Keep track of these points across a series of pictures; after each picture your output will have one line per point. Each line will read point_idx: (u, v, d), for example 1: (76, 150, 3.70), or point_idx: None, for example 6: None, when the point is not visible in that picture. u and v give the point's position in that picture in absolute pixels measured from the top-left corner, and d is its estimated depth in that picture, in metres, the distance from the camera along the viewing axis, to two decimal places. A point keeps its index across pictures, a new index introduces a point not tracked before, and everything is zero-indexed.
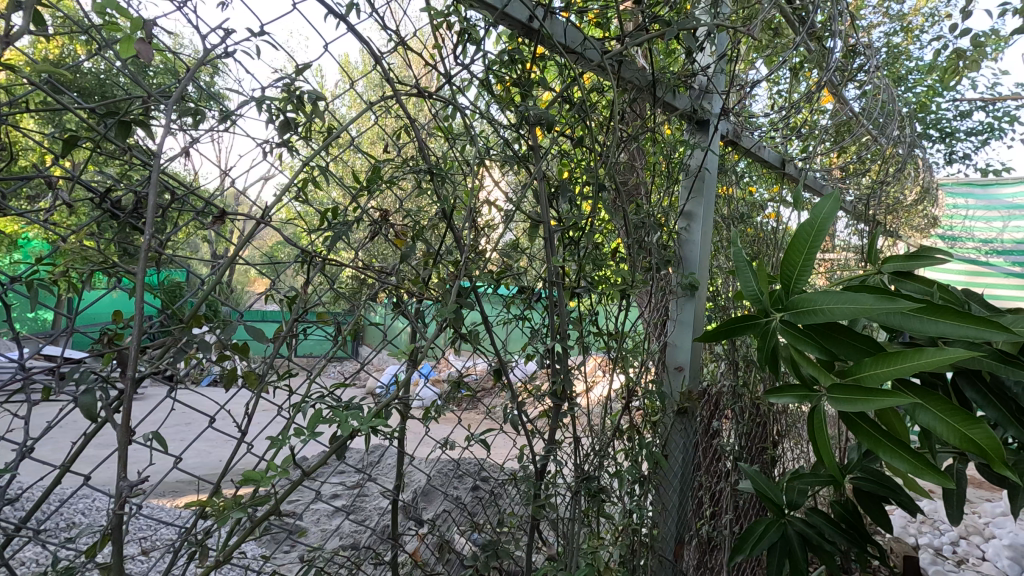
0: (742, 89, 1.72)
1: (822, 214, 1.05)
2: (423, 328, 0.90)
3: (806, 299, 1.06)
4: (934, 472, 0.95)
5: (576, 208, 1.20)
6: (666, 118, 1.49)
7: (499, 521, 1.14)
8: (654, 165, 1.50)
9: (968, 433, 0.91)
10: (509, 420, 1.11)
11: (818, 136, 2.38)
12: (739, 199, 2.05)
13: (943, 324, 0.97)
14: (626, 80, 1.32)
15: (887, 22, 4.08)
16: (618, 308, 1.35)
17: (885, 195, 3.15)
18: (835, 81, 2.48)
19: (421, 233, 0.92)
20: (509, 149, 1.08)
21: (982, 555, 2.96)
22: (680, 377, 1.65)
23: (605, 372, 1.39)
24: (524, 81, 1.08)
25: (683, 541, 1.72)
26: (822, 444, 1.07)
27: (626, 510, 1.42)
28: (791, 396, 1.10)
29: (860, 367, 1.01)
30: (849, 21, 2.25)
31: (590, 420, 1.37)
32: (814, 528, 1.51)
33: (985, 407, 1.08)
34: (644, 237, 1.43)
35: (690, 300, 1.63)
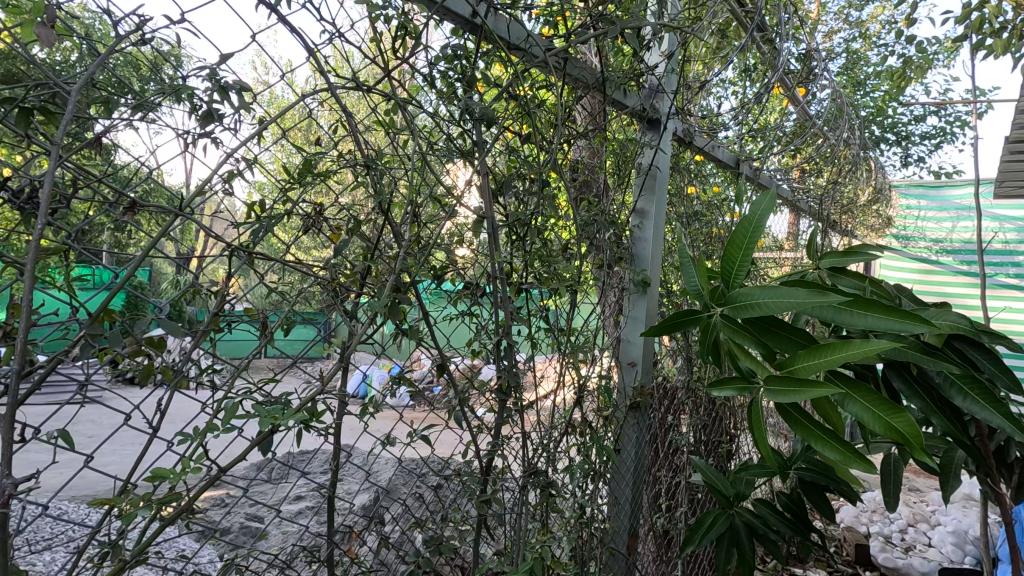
0: (694, 88, 1.75)
1: (759, 211, 1.08)
2: (359, 322, 0.90)
3: (744, 293, 1.09)
4: (861, 460, 0.99)
5: (522, 205, 1.21)
6: (616, 116, 1.51)
7: (443, 517, 1.14)
8: (605, 163, 1.52)
9: (893, 422, 0.94)
10: (453, 415, 1.11)
11: (772, 137, 2.44)
12: (693, 198, 2.09)
13: (870, 317, 1.00)
14: (574, 77, 1.33)
15: (846, 28, 4.21)
16: (567, 305, 1.36)
17: (837, 195, 3.26)
18: (789, 83, 2.55)
19: (356, 227, 0.92)
20: (451, 145, 1.08)
21: (928, 541, 3.09)
22: (632, 373, 1.67)
23: (554, 367, 1.40)
24: (468, 76, 1.08)
25: (636, 534, 1.74)
26: (759, 435, 1.10)
27: (576, 504, 1.43)
28: (731, 389, 1.12)
29: (795, 360, 1.05)
30: (800, 25, 2.31)
31: (539, 414, 1.38)
32: (761, 517, 1.55)
33: (911, 398, 1.12)
34: (593, 233, 1.44)
35: (642, 296, 1.66)
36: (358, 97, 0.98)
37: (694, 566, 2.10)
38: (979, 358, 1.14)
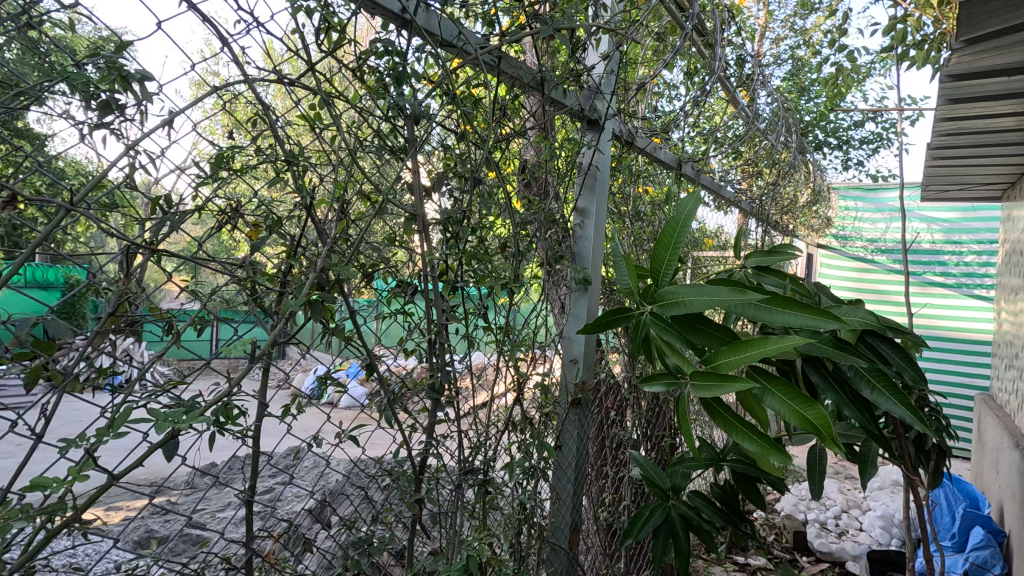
0: (634, 89, 1.79)
1: (685, 212, 1.13)
2: (278, 322, 0.88)
3: (671, 292, 1.13)
4: (779, 452, 1.03)
5: (457, 202, 1.20)
6: (555, 116, 1.52)
7: (374, 518, 1.13)
8: (545, 162, 1.53)
9: (805, 413, 0.99)
10: (385, 416, 1.10)
11: (714, 139, 2.51)
12: (636, 197, 2.13)
13: (786, 314, 1.05)
14: (510, 76, 1.33)
15: (791, 36, 4.37)
16: (505, 304, 1.37)
17: (777, 195, 3.40)
18: (729, 87, 2.63)
19: (277, 225, 0.90)
20: (380, 142, 1.07)
21: (859, 526, 3.27)
22: (574, 370, 1.69)
23: (492, 365, 1.40)
24: (397, 72, 1.06)
25: (578, 528, 1.76)
26: (685, 429, 1.13)
27: (515, 500, 1.45)
28: (660, 384, 1.16)
29: (718, 356, 1.08)
30: (739, 31, 2.39)
31: (477, 413, 1.39)
32: (695, 509, 1.61)
33: (827, 391, 1.18)
34: (533, 232, 1.45)
35: (583, 294, 1.68)
36: (282, 91, 0.97)
37: (637, 559, 2.15)
38: (888, 352, 1.23)
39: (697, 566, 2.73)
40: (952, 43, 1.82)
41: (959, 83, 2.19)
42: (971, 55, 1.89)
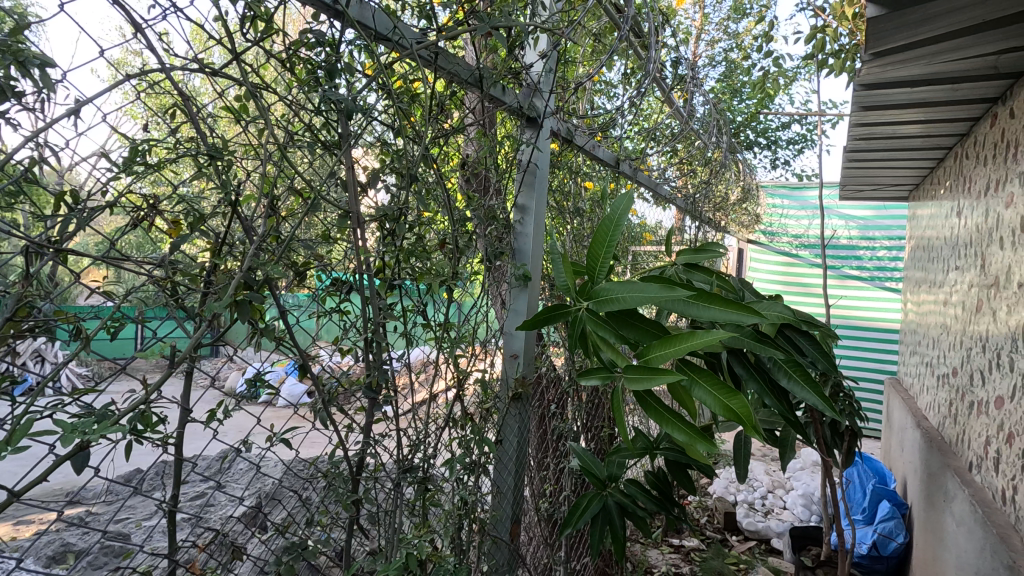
0: (572, 88, 1.82)
1: (619, 211, 1.17)
2: (202, 323, 0.84)
3: (606, 289, 1.16)
4: (705, 441, 1.08)
5: (394, 198, 1.18)
6: (494, 113, 1.53)
7: (308, 521, 1.11)
8: (486, 159, 1.54)
9: (729, 404, 1.05)
10: (319, 417, 1.08)
11: (650, 138, 2.60)
12: (575, 194, 2.16)
13: (713, 310, 1.10)
14: (449, 72, 1.33)
15: (724, 40, 4.56)
16: (444, 301, 1.37)
17: (709, 193, 3.55)
18: (664, 88, 2.71)
19: (199, 222, 0.86)
20: (312, 136, 1.04)
21: (783, 505, 3.49)
22: (514, 365, 1.71)
23: (432, 363, 1.40)
24: (329, 63, 1.03)
25: (519, 521, 1.79)
26: (619, 421, 1.17)
27: (455, 495, 1.46)
28: (595, 378, 1.19)
29: (649, 350, 1.12)
30: (674, 34, 2.47)
31: (417, 411, 1.38)
32: (631, 497, 1.67)
33: (750, 381, 1.25)
34: (473, 229, 1.45)
35: (523, 290, 1.70)
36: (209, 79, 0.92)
37: (577, 547, 2.21)
38: (804, 343, 1.33)
39: (635, 550, 2.83)
40: (863, 54, 1.95)
41: (870, 92, 2.35)
42: (880, 66, 2.04)
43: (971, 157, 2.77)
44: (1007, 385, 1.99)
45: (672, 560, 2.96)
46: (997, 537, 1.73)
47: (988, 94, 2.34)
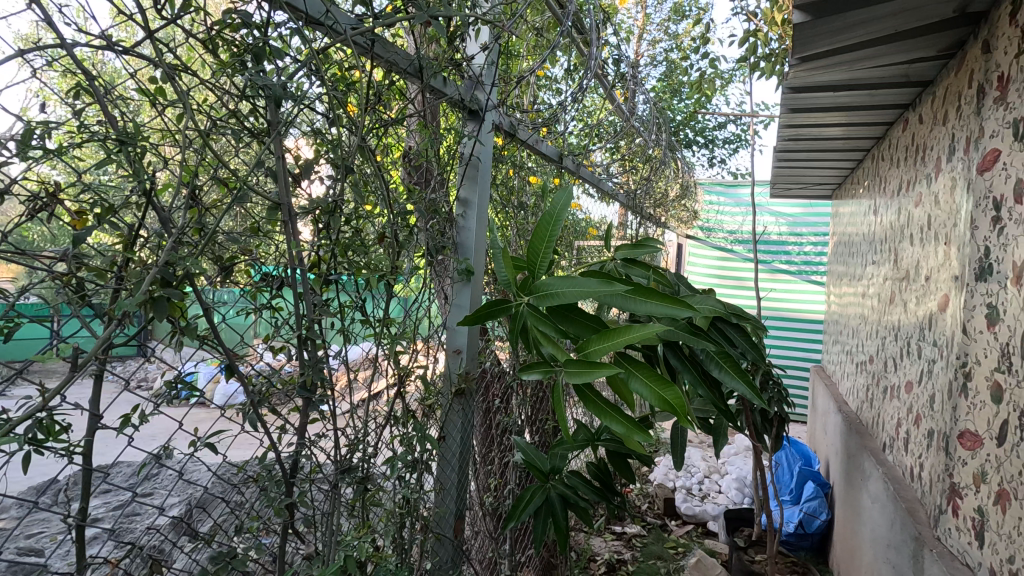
0: (514, 81, 1.81)
1: (558, 206, 1.17)
2: (112, 323, 0.78)
3: (546, 284, 1.16)
4: (642, 431, 1.11)
5: (329, 190, 1.14)
6: (435, 104, 1.50)
7: (238, 528, 1.06)
8: (427, 151, 1.51)
9: (664, 395, 1.07)
10: (247, 419, 1.02)
11: (592, 134, 2.63)
12: (519, 189, 2.16)
13: (649, 303, 1.12)
14: (387, 60, 1.29)
15: (665, 40, 4.68)
16: (384, 297, 1.33)
17: (650, 189, 3.65)
18: (606, 85, 2.75)
19: (109, 213, 0.80)
20: (238, 124, 0.98)
21: (719, 489, 3.65)
22: (457, 360, 1.69)
23: (371, 360, 1.36)
24: (256, 45, 0.98)
25: (463, 516, 1.77)
26: (560, 415, 1.18)
27: (396, 494, 1.43)
28: (536, 373, 1.19)
29: (588, 344, 1.13)
30: (616, 31, 2.50)
31: (355, 409, 1.34)
32: (572, 488, 1.70)
33: (684, 373, 1.30)
34: (414, 223, 1.42)
35: (466, 284, 1.69)
36: (134, 58, 0.85)
37: (520, 540, 2.23)
38: (734, 335, 1.39)
39: (579, 540, 2.88)
40: (790, 59, 2.04)
41: (797, 95, 2.48)
42: (806, 71, 2.14)
43: (886, 159, 2.97)
44: (916, 371, 2.15)
45: (615, 547, 3.04)
46: (905, 511, 1.88)
47: (900, 100, 2.52)
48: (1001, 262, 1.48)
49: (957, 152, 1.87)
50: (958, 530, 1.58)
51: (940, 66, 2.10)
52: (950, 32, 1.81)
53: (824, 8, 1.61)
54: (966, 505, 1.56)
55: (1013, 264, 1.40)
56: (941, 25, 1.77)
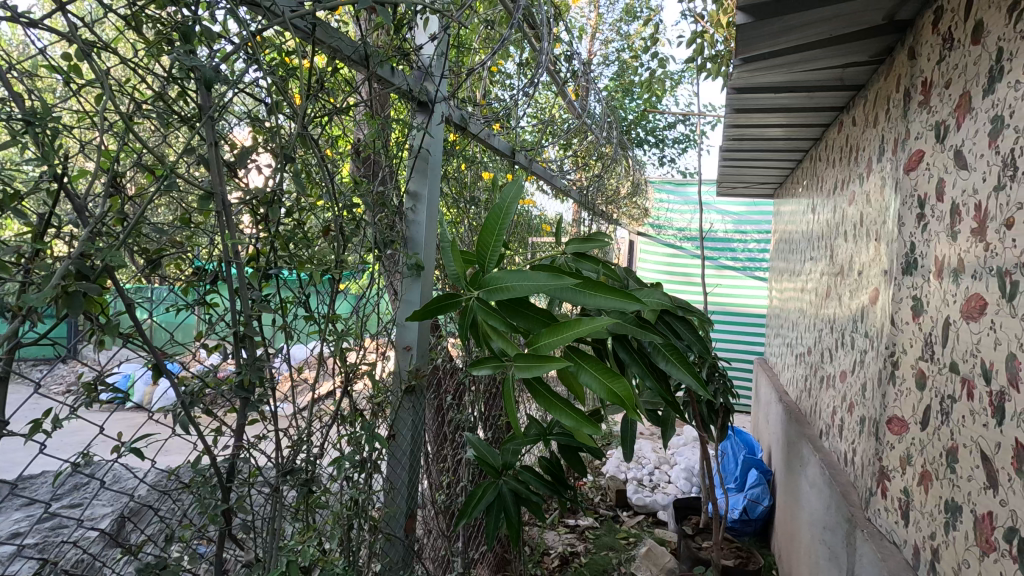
0: (465, 73, 1.78)
1: (507, 199, 1.16)
2: (18, 321, 0.72)
3: (496, 278, 1.15)
4: (591, 424, 1.11)
5: (268, 179, 1.09)
6: (382, 94, 1.45)
7: (169, 536, 1.00)
8: (375, 142, 1.46)
9: (613, 387, 1.08)
10: (178, 421, 0.97)
11: (544, 130, 2.63)
12: (470, 183, 2.14)
13: (598, 297, 1.12)
14: (330, 46, 1.24)
15: (616, 40, 4.74)
16: (328, 292, 1.28)
17: (602, 186, 3.70)
18: (558, 81, 2.76)
19: (14, 199, 0.73)
20: (164, 107, 0.92)
21: (668, 479, 3.75)
22: (408, 357, 1.66)
23: (316, 358, 1.31)
24: (185, 23, 0.92)
25: (414, 515, 1.74)
26: (509, 410, 1.17)
27: (342, 495, 1.39)
28: (485, 368, 1.18)
29: (538, 338, 1.12)
30: (567, 27, 2.51)
31: (298, 409, 1.29)
32: (524, 483, 1.69)
33: (632, 365, 1.32)
34: (361, 216, 1.38)
35: (416, 280, 1.66)
36: (44, 32, 0.78)
37: (473, 537, 2.22)
38: (681, 328, 1.42)
39: (533, 534, 2.90)
40: (734, 60, 2.10)
41: (741, 96, 2.56)
42: (749, 72, 2.21)
43: (823, 160, 3.11)
44: (849, 361, 2.27)
45: (568, 540, 3.07)
46: (840, 494, 1.97)
47: (836, 103, 2.64)
48: (924, 257, 1.57)
49: (886, 153, 1.98)
50: (887, 510, 1.68)
51: (871, 71, 2.21)
52: (880, 38, 1.91)
53: (765, 10, 1.65)
54: (893, 486, 1.65)
55: (935, 258, 1.49)
56: (872, 31, 1.85)
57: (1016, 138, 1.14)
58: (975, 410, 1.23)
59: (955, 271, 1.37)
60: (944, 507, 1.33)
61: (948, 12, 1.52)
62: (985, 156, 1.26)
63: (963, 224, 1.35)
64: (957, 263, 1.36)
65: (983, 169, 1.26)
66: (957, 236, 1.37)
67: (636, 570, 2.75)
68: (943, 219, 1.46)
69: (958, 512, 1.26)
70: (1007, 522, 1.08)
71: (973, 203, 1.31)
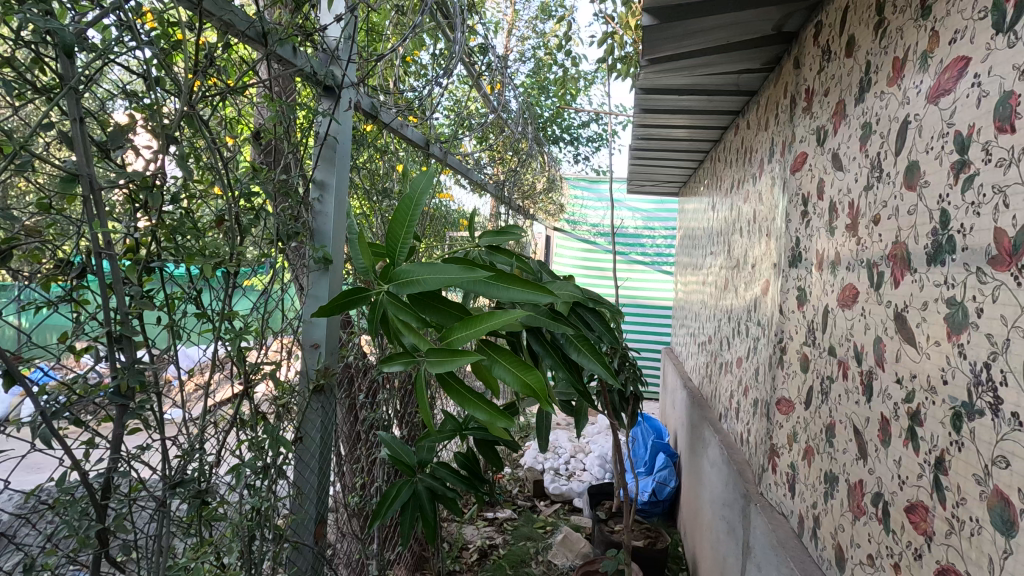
0: (374, 58, 1.70)
1: (418, 189, 1.12)
2: None
3: (407, 271, 1.11)
4: (505, 417, 1.10)
5: (149, 163, 0.98)
6: (283, 76, 1.36)
7: (30, 566, 0.88)
8: (276, 127, 1.36)
9: (526, 379, 1.08)
10: (37, 434, 0.85)
11: (459, 122, 2.60)
12: (382, 174, 2.06)
13: (511, 289, 1.12)
14: (222, 20, 1.13)
15: (532, 36, 4.79)
16: (223, 288, 1.18)
17: (518, 181, 3.72)
18: (472, 73, 2.73)
19: None
20: (15, 74, 0.80)
21: (583, 467, 3.87)
22: (315, 355, 1.57)
23: (209, 359, 1.21)
24: None
25: (324, 520, 1.66)
26: (422, 405, 1.14)
27: (243, 505, 1.29)
28: (397, 364, 1.14)
29: (451, 332, 1.10)
30: (482, 18, 2.48)
31: (190, 415, 1.18)
32: (440, 480, 1.67)
33: (546, 357, 1.34)
34: (261, 206, 1.28)
35: (324, 274, 1.57)
36: None
37: (389, 538, 2.16)
38: (591, 319, 1.46)
39: (451, 530, 2.88)
40: (642, 60, 2.18)
41: (647, 96, 2.66)
42: (655, 72, 2.30)
43: (721, 160, 3.33)
44: (744, 348, 2.44)
45: (487, 534, 3.09)
46: (737, 471, 2.13)
47: (732, 107, 2.82)
48: (807, 251, 1.72)
49: (776, 155, 2.14)
50: (776, 483, 1.83)
51: (763, 78, 2.39)
52: (770, 47, 2.06)
53: (669, 12, 1.72)
54: (781, 462, 1.80)
55: (816, 252, 1.63)
56: (763, 40, 2.00)
57: (882, 142, 1.27)
58: (849, 389, 1.36)
59: (833, 263, 1.51)
60: (824, 478, 1.47)
61: (827, 26, 1.66)
62: (857, 158, 1.39)
63: (839, 220, 1.48)
64: (834, 256, 1.50)
65: (856, 171, 1.40)
66: (835, 232, 1.51)
67: (553, 558, 2.82)
68: (823, 217, 1.61)
69: (835, 482, 1.40)
70: (874, 488, 1.21)
71: (847, 201, 1.44)
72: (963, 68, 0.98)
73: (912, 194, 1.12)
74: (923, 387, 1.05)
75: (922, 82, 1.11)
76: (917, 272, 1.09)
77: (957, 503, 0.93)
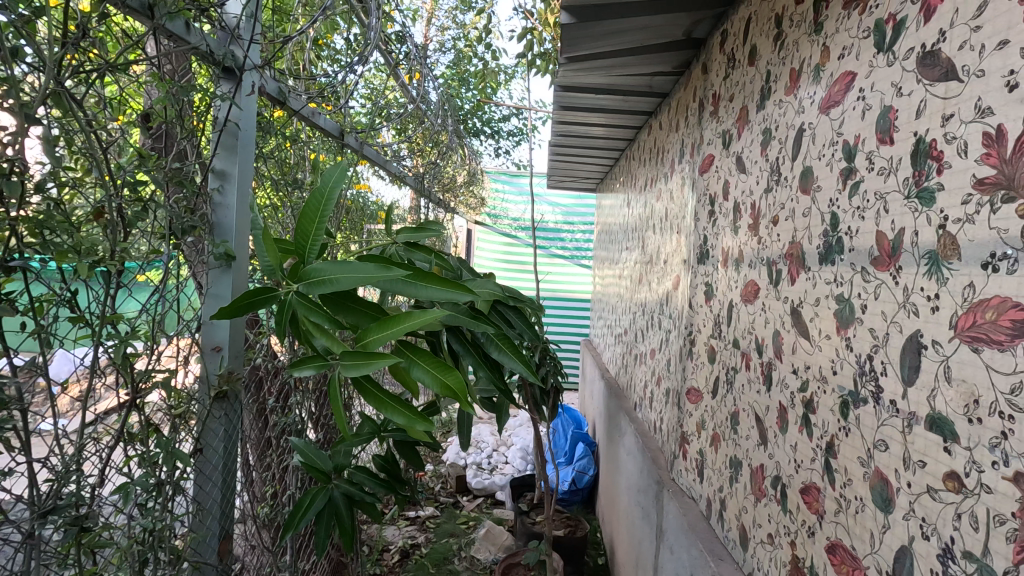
0: (280, 39, 1.59)
1: (329, 183, 1.06)
2: None
3: (318, 270, 1.05)
4: (424, 419, 1.06)
5: (7, 147, 0.85)
6: (174, 54, 1.23)
7: None
8: (167, 110, 1.24)
9: (446, 380, 1.05)
10: None
11: (375, 111, 2.50)
12: (291, 164, 1.94)
13: (429, 288, 1.08)
14: None
15: (452, 27, 4.72)
16: (104, 288, 1.06)
17: (438, 174, 3.66)
18: (389, 61, 2.64)
19: None
20: None
21: (506, 460, 3.90)
22: (217, 359, 1.46)
23: (89, 369, 1.08)
24: None
25: (230, 535, 1.55)
26: (336, 410, 1.08)
27: (134, 528, 1.17)
28: (309, 368, 1.08)
29: (367, 333, 1.05)
30: (398, 5, 2.40)
31: (65, 433, 1.05)
32: (357, 485, 1.61)
33: (466, 356, 1.32)
34: (149, 196, 1.16)
35: (227, 271, 1.47)
36: None
37: (303, 547, 2.07)
38: (512, 316, 1.46)
39: (371, 533, 2.81)
40: (560, 59, 2.20)
41: (566, 94, 2.70)
42: (573, 71, 2.33)
43: (635, 159, 3.46)
44: (657, 340, 2.55)
45: (408, 533, 3.03)
46: (651, 459, 2.23)
47: (645, 108, 2.93)
48: (714, 248, 1.82)
49: (686, 156, 2.24)
50: (686, 469, 1.93)
51: (674, 81, 2.49)
52: (679, 52, 2.15)
53: (587, 12, 1.75)
54: (691, 448, 1.90)
55: (722, 250, 1.73)
56: (673, 45, 2.08)
57: (781, 148, 1.35)
58: (752, 379, 1.45)
59: (736, 260, 1.61)
60: (729, 463, 1.56)
61: (732, 35, 1.76)
62: (758, 162, 1.48)
63: (743, 220, 1.58)
64: (738, 253, 1.59)
65: (757, 174, 1.49)
66: (738, 231, 1.60)
67: (475, 553, 2.82)
68: (728, 216, 1.70)
69: (739, 466, 1.49)
70: (773, 471, 1.30)
71: (750, 202, 1.53)
72: (850, 81, 1.06)
73: (806, 198, 1.21)
74: (816, 377, 1.13)
75: (815, 93, 1.19)
76: (811, 270, 1.17)
77: (845, 483, 1.02)
